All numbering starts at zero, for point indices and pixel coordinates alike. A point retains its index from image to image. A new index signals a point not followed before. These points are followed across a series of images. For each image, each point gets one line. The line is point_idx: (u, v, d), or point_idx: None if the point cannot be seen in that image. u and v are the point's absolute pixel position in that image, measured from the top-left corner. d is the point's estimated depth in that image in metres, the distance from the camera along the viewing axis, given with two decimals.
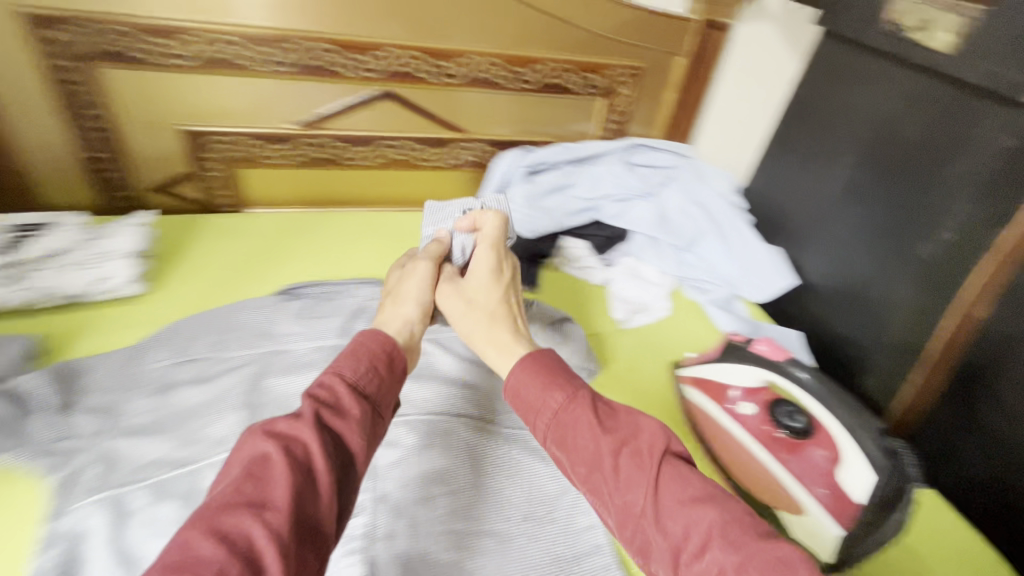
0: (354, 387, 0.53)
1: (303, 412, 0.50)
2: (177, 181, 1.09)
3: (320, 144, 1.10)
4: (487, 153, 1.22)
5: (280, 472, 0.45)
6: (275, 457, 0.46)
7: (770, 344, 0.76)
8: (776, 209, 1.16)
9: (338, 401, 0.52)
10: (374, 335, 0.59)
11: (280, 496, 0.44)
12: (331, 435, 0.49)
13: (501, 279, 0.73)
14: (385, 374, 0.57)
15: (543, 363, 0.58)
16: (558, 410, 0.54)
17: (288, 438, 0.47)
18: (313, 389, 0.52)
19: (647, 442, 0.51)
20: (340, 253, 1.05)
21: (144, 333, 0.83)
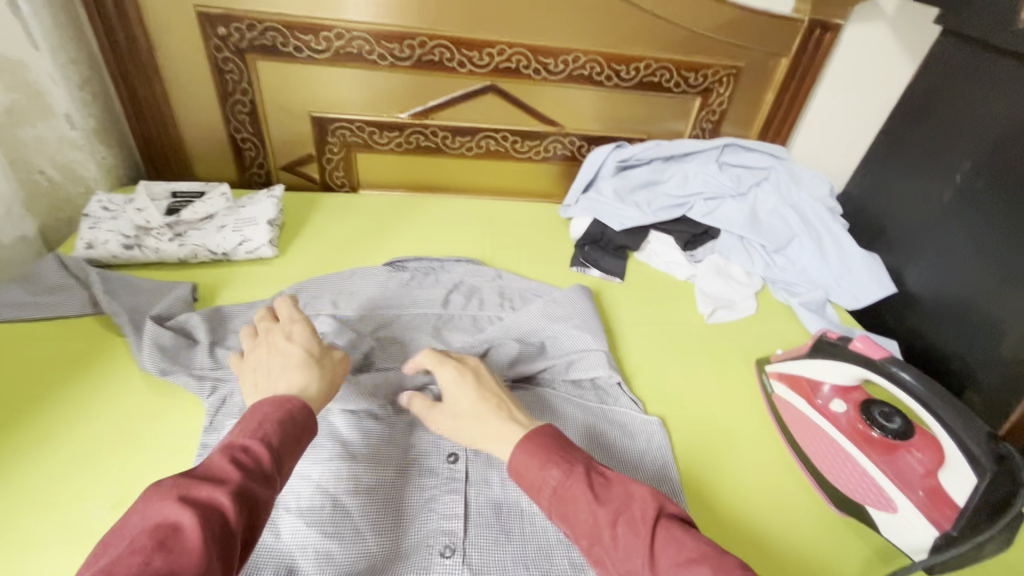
0: (274, 450, 0.50)
1: (226, 477, 0.46)
2: (303, 162, 1.22)
3: (426, 133, 1.19)
4: (579, 148, 1.27)
5: (195, 541, 0.40)
6: (190, 524, 0.41)
7: (868, 339, 0.72)
8: (879, 215, 1.11)
9: (255, 465, 0.48)
10: (292, 398, 0.55)
11: (195, 566, 0.39)
12: (244, 504, 0.45)
13: (469, 374, 0.65)
14: (295, 439, 0.53)
15: (539, 439, 0.54)
16: (557, 485, 0.51)
17: (205, 504, 0.43)
18: (231, 453, 0.48)
19: (641, 507, 0.48)
20: (438, 233, 1.14)
21: (273, 289, 0.94)
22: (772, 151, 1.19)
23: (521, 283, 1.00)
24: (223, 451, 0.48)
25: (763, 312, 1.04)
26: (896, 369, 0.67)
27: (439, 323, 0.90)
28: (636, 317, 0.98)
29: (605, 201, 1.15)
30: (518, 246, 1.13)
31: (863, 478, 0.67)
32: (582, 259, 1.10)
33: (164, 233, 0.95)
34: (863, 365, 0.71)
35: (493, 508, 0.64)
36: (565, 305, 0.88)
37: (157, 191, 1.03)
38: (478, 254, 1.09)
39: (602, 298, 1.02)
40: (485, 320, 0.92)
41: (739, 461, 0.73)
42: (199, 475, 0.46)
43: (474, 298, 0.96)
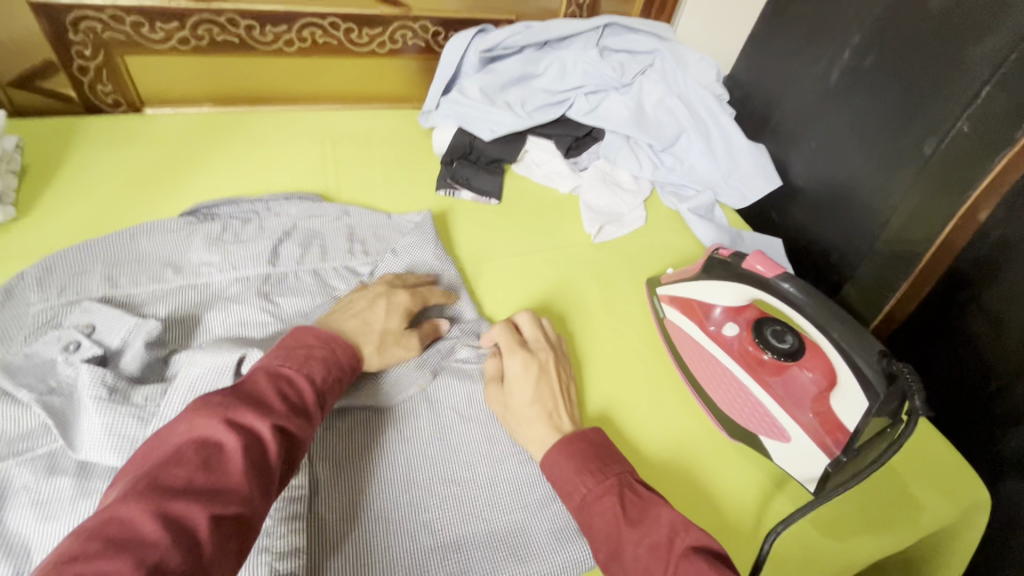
0: (315, 391, 0.48)
1: (270, 405, 0.44)
2: (41, 73, 0.86)
3: (222, 22, 0.88)
4: (434, 35, 1.02)
5: (238, 465, 0.39)
6: (233, 446, 0.40)
7: (759, 254, 0.64)
8: (766, 100, 1.03)
9: (300, 401, 0.46)
10: (343, 345, 0.53)
11: (241, 487, 0.38)
12: (290, 437, 0.44)
13: (536, 370, 0.61)
14: (342, 382, 0.52)
15: (579, 445, 0.52)
16: (586, 497, 0.49)
17: (247, 432, 0.41)
18: (281, 382, 0.46)
19: (669, 533, 0.44)
20: (262, 162, 0.88)
21: (14, 268, 0.67)
22: (655, 31, 1.04)
23: (377, 220, 0.81)
24: (268, 379, 0.46)
25: (652, 221, 0.95)
26: (787, 286, 0.60)
27: (268, 285, 0.70)
28: (517, 245, 0.85)
29: (472, 103, 0.95)
30: (372, 169, 0.92)
31: (756, 407, 0.63)
32: (450, 180, 0.91)
33: None
34: (754, 284, 0.64)
35: (347, 526, 0.52)
36: (410, 260, 0.75)
37: None
38: (319, 185, 0.87)
39: (478, 226, 0.86)
40: (330, 274, 0.73)
41: (633, 405, 0.66)
42: (247, 398, 0.44)
43: (314, 245, 0.76)
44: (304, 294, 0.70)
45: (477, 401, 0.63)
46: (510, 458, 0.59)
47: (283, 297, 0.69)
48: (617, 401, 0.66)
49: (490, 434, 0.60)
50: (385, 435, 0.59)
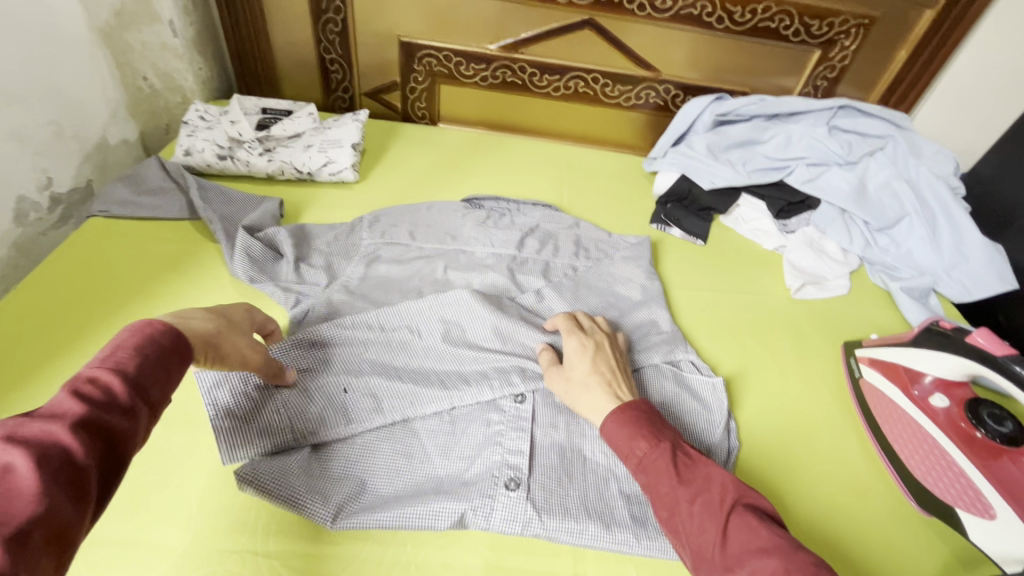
0: (136, 377, 0.39)
1: (65, 410, 0.35)
2: (388, 89, 1.21)
3: (515, 68, 1.14)
4: (673, 97, 1.18)
5: (27, 486, 0.31)
6: (20, 467, 0.31)
7: (988, 331, 0.65)
8: (1012, 201, 0.98)
9: (114, 396, 0.38)
10: (161, 321, 0.43)
11: (29, 510, 0.30)
12: (98, 441, 0.36)
13: (592, 347, 0.67)
14: (177, 367, 0.42)
15: (632, 413, 0.58)
16: (645, 461, 0.54)
17: (39, 446, 0.33)
18: (77, 383, 0.37)
19: (720, 491, 0.51)
20: (516, 175, 1.10)
21: (352, 213, 0.95)
22: (893, 118, 1.07)
23: (600, 235, 0.95)
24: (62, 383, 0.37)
25: (856, 292, 0.96)
26: (1020, 368, 0.60)
27: (514, 265, 0.89)
28: (715, 283, 0.93)
29: (696, 156, 1.08)
30: (598, 196, 1.09)
31: (958, 478, 0.63)
32: (663, 217, 1.04)
33: (254, 147, 0.97)
34: (978, 359, 0.64)
35: (555, 452, 0.64)
36: (622, 266, 0.88)
37: (248, 105, 1.06)
38: (556, 199, 1.06)
39: (682, 259, 0.97)
40: (558, 268, 0.89)
41: (818, 445, 0.70)
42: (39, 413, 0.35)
43: (549, 243, 0.93)
44: (539, 276, 0.87)
45: (672, 396, 0.71)
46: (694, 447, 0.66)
47: (524, 275, 0.87)
48: (798, 437, 0.70)
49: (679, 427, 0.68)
50: None
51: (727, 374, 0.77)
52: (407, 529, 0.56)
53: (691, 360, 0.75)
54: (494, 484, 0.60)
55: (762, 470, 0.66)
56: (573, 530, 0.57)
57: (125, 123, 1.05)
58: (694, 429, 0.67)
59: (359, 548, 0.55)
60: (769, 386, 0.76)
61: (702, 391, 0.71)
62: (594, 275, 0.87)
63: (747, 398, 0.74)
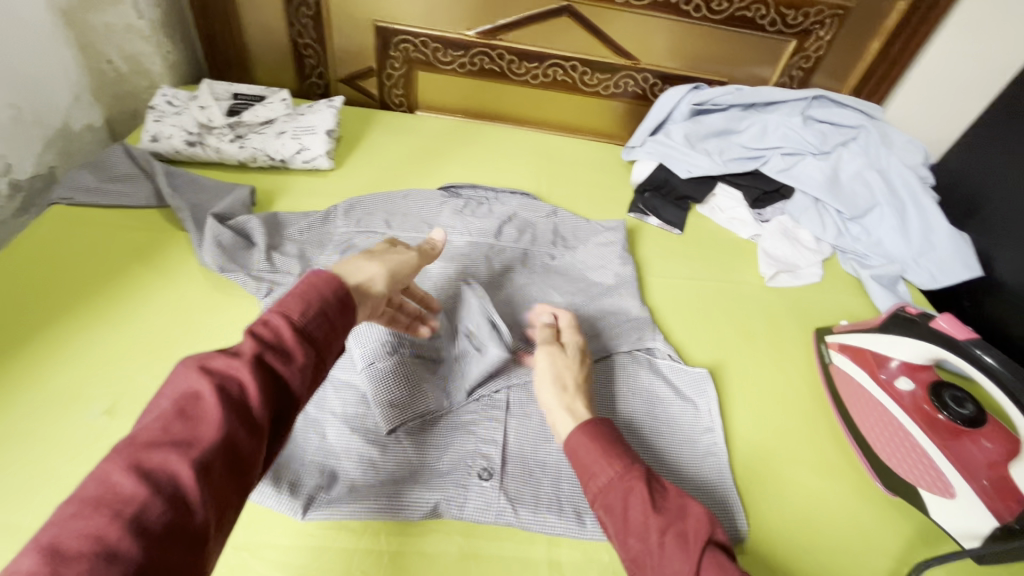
0: (300, 326, 0.45)
1: (243, 350, 0.43)
2: (364, 75, 1.19)
3: (493, 54, 1.13)
4: (651, 86, 1.18)
5: (214, 416, 0.38)
6: (208, 395, 0.39)
7: (952, 316, 0.67)
8: (977, 190, 1.01)
9: (281, 341, 0.44)
10: (325, 274, 0.50)
11: (212, 433, 0.38)
12: (273, 378, 0.43)
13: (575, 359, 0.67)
14: (333, 316, 0.48)
15: (602, 433, 0.56)
16: (613, 481, 0.52)
17: (223, 378, 0.41)
18: (257, 326, 0.45)
19: (693, 523, 0.48)
20: (495, 163, 1.10)
21: (326, 200, 0.94)
22: (865, 109, 1.09)
23: (578, 222, 0.96)
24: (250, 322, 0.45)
25: (828, 280, 0.98)
26: (982, 352, 0.62)
27: (491, 253, 0.88)
28: (691, 271, 0.94)
29: (674, 145, 1.08)
30: (577, 184, 1.09)
31: (920, 459, 0.65)
32: (641, 206, 1.04)
33: (225, 133, 0.95)
34: (943, 344, 0.66)
35: (529, 439, 0.64)
36: (599, 255, 0.88)
37: (218, 90, 1.02)
38: (534, 187, 1.06)
39: (660, 246, 0.98)
40: (536, 256, 0.89)
41: (788, 429, 0.71)
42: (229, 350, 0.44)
43: (527, 231, 0.93)
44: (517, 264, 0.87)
45: (646, 382, 0.72)
46: (668, 434, 0.67)
47: (501, 263, 0.86)
48: (768, 422, 0.71)
49: (652, 413, 0.69)
50: None
51: (702, 360, 0.78)
52: (378, 518, 0.56)
53: (665, 348, 0.76)
54: (468, 474, 0.60)
55: (734, 454, 0.67)
56: (547, 517, 0.57)
57: (89, 107, 1.01)
58: (667, 416, 0.68)
59: (332, 538, 0.55)
60: (743, 372, 0.77)
61: (680, 381, 0.72)
62: (570, 263, 0.87)
63: (720, 383, 0.75)
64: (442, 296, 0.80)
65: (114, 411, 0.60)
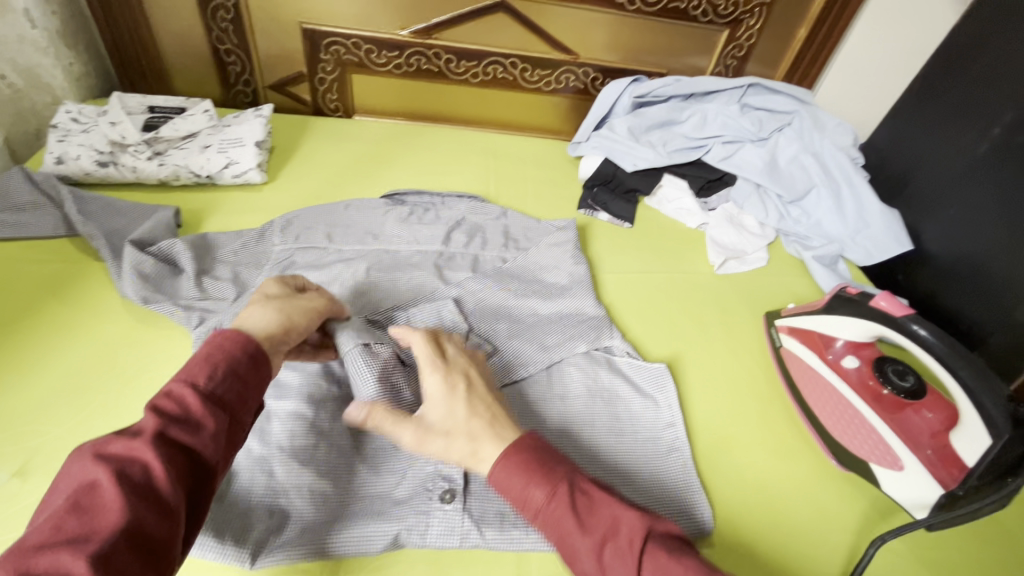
0: (206, 392, 0.45)
1: (145, 428, 0.42)
2: (294, 81, 1.13)
3: (429, 53, 1.09)
4: (593, 80, 1.18)
5: (113, 499, 0.37)
6: (104, 481, 0.38)
7: (890, 295, 0.69)
8: (904, 167, 1.06)
9: (187, 412, 0.43)
10: (231, 334, 0.50)
11: (113, 520, 0.36)
12: (179, 452, 0.42)
13: (458, 384, 0.56)
14: (245, 377, 0.48)
15: (517, 455, 0.50)
16: (541, 510, 0.48)
17: (122, 462, 0.39)
18: (159, 401, 0.44)
19: (625, 534, 0.46)
20: (439, 166, 1.07)
21: (261, 217, 0.88)
22: (797, 95, 1.13)
23: (528, 223, 0.94)
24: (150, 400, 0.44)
25: (773, 264, 1.01)
26: (916, 327, 0.64)
27: (441, 261, 0.85)
28: (644, 264, 0.94)
29: (619, 139, 1.08)
30: (526, 183, 1.07)
31: (870, 434, 0.67)
32: (590, 202, 1.04)
33: (141, 150, 0.88)
34: (882, 322, 0.68)
35: None
36: (552, 255, 0.87)
37: (131, 104, 0.94)
38: (481, 190, 1.03)
39: (613, 242, 0.98)
40: (488, 261, 0.87)
41: (748, 415, 0.72)
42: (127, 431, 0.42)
43: (476, 236, 0.90)
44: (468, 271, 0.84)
45: (607, 383, 0.71)
46: (631, 434, 0.66)
47: (452, 271, 0.83)
48: (727, 412, 0.72)
49: (615, 414, 0.68)
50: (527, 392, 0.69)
51: (659, 355, 0.78)
52: (335, 557, 0.53)
53: (622, 346, 0.75)
54: (429, 498, 0.57)
55: (697, 445, 0.68)
56: (515, 533, 0.55)
57: None
58: (628, 417, 0.68)
59: None
60: (700, 362, 0.78)
61: (641, 379, 0.72)
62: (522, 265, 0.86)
63: (679, 376, 0.75)
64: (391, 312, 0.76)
65: (26, 473, 0.54)
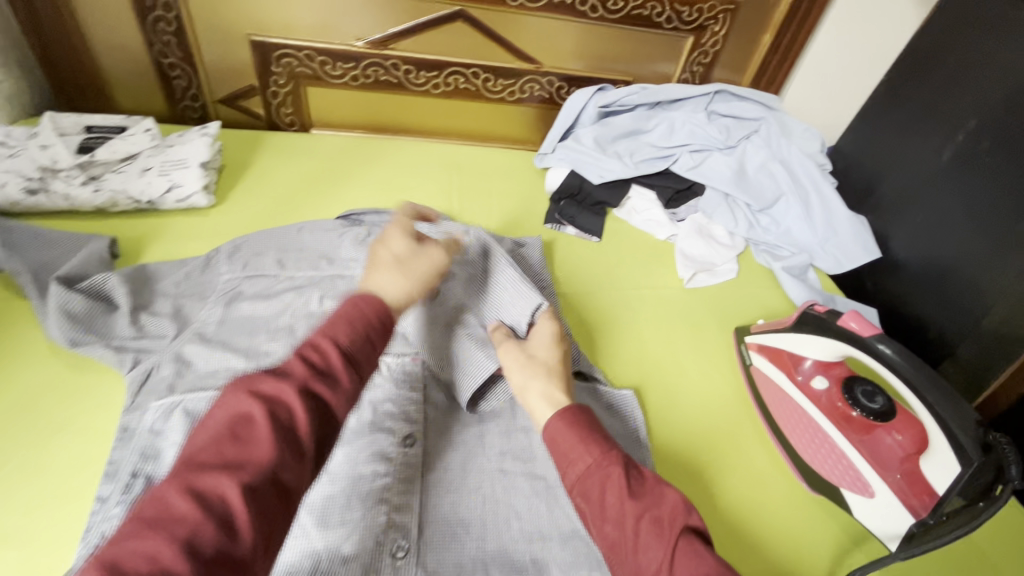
0: (344, 350, 0.46)
1: (294, 374, 0.43)
2: (245, 95, 1.08)
3: (386, 64, 1.05)
4: (557, 89, 1.15)
5: (265, 437, 0.39)
6: (259, 416, 0.40)
7: (857, 313, 0.67)
8: (870, 173, 1.05)
9: (328, 366, 0.45)
10: (371, 296, 0.51)
11: (264, 457, 0.38)
12: (319, 402, 0.43)
13: (562, 340, 0.66)
14: (376, 340, 0.49)
15: (579, 417, 0.54)
16: (589, 467, 0.49)
17: (272, 401, 0.41)
18: (305, 349, 0.46)
19: (668, 509, 0.46)
20: (400, 182, 1.03)
21: (207, 243, 0.83)
22: (764, 101, 1.11)
23: (493, 240, 0.91)
24: (299, 349, 0.46)
25: (744, 275, 0.99)
26: (882, 347, 0.63)
27: None
28: (612, 280, 0.92)
29: (585, 150, 1.05)
30: (491, 198, 1.04)
31: (840, 459, 0.65)
32: (557, 216, 1.01)
33: (74, 175, 0.82)
34: (850, 342, 0.67)
35: (450, 498, 0.59)
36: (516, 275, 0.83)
37: (65, 124, 0.88)
38: (445, 206, 1.00)
39: (580, 257, 0.95)
40: None
41: (718, 440, 0.70)
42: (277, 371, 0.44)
43: None
44: None
45: None
46: None
47: None
48: (696, 438, 0.70)
49: None
50: (488, 425, 0.66)
51: (628, 378, 0.76)
52: None
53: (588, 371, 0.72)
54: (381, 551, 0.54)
55: (666, 476, 0.65)
56: None
57: None
58: None
59: None
60: (669, 385, 0.76)
61: (608, 405, 0.69)
62: None
63: (647, 401, 0.73)
64: None
65: None
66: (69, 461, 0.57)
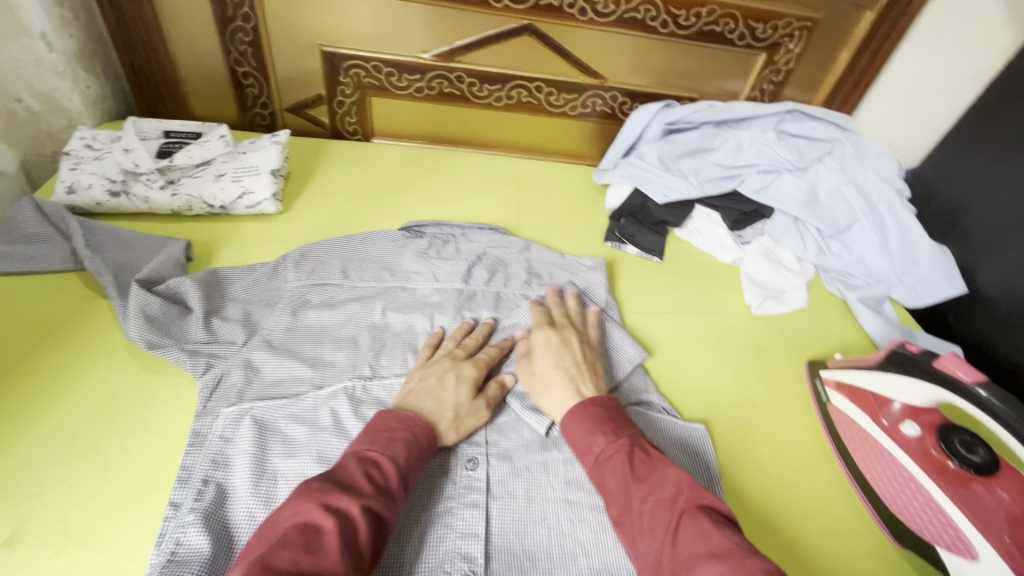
0: (401, 475, 0.52)
1: (359, 488, 0.48)
2: (312, 104, 1.10)
3: (450, 76, 1.05)
4: (620, 104, 1.13)
5: (335, 550, 0.42)
6: (330, 529, 0.43)
7: (955, 355, 0.62)
8: (956, 202, 0.99)
9: (386, 486, 0.50)
10: (422, 423, 0.57)
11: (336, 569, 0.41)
12: (379, 522, 0.47)
13: (558, 340, 0.69)
14: (418, 464, 0.55)
15: (593, 409, 0.59)
16: (599, 454, 0.55)
17: (341, 514, 0.45)
18: (366, 465, 0.50)
19: (672, 491, 0.49)
20: (459, 194, 1.02)
21: (274, 250, 0.84)
22: (838, 122, 1.06)
23: (554, 257, 0.89)
24: (359, 463, 0.50)
25: (814, 305, 0.94)
26: (983, 391, 0.59)
27: (462, 300, 0.80)
28: (675, 305, 0.88)
29: (647, 167, 1.03)
30: (550, 214, 1.02)
31: (936, 514, 0.60)
32: (618, 234, 0.98)
33: (154, 179, 0.85)
34: (945, 386, 0.62)
35: (513, 527, 0.57)
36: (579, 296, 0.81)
37: (147, 128, 0.92)
38: (503, 220, 0.99)
39: (642, 278, 0.92)
40: (511, 298, 0.82)
41: (793, 482, 0.66)
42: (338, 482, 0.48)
43: (498, 271, 0.85)
44: (490, 311, 0.79)
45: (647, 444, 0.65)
46: None
47: (473, 311, 0.78)
48: (769, 479, 0.66)
49: None
50: (552, 452, 0.64)
51: (695, 410, 0.72)
52: None
53: (659, 402, 0.70)
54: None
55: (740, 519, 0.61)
56: None
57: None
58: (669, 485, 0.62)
59: None
60: (739, 419, 0.72)
61: (680, 442, 0.65)
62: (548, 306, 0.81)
63: (719, 438, 0.69)
64: (406, 359, 0.71)
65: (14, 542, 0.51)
66: (145, 463, 0.58)
